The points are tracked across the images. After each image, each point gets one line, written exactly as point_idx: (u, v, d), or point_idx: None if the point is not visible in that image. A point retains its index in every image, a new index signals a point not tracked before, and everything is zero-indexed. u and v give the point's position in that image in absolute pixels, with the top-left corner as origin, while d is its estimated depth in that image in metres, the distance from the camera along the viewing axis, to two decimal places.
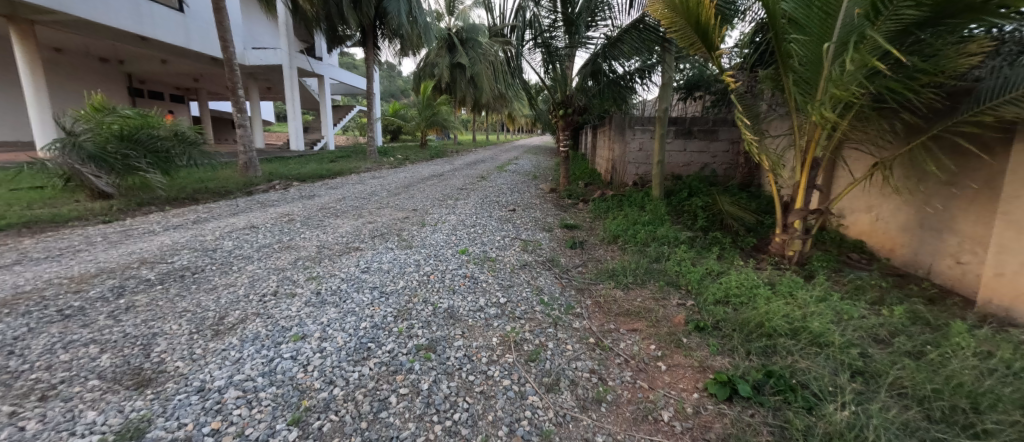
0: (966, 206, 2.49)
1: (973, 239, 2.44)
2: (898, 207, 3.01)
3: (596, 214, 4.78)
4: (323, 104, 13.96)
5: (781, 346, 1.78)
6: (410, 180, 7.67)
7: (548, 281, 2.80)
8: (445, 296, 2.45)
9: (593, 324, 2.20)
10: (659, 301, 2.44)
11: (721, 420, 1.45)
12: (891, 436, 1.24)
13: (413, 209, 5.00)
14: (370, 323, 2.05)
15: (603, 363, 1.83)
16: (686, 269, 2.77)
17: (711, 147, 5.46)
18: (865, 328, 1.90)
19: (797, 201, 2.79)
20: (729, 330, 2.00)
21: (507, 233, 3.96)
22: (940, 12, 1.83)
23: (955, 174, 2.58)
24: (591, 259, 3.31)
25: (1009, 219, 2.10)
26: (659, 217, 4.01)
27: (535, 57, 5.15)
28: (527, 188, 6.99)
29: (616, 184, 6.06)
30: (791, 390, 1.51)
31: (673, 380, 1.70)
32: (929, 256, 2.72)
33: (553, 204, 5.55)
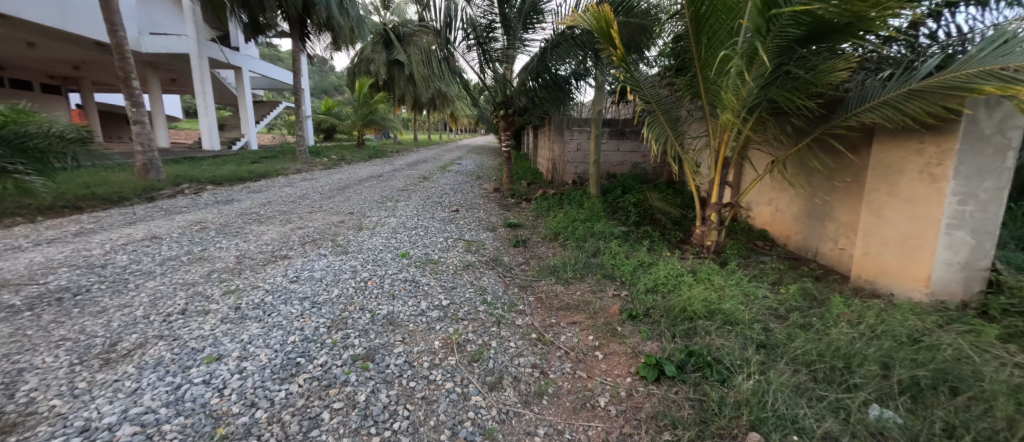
0: (841, 197, 2.92)
1: (847, 225, 2.87)
2: (792, 200, 3.45)
3: (539, 212, 4.88)
4: (242, 99, 12.72)
5: (701, 328, 1.96)
6: (344, 182, 7.26)
7: (492, 281, 2.82)
8: (383, 302, 2.35)
9: (536, 320, 2.26)
10: (596, 293, 2.57)
11: (651, 399, 1.56)
12: (786, 399, 1.42)
13: (349, 212, 4.75)
14: (300, 337, 1.91)
15: (544, 357, 1.89)
16: (620, 262, 2.93)
17: (641, 147, 5.86)
18: (768, 306, 2.17)
19: (713, 195, 3.09)
20: (658, 316, 2.16)
21: (450, 234, 3.91)
22: (814, 34, 2.12)
23: (833, 170, 3.00)
24: (533, 256, 3.39)
25: (873, 208, 2.49)
26: (595, 213, 4.21)
27: (471, 56, 5.16)
28: (469, 188, 6.95)
29: (557, 183, 6.24)
30: (708, 366, 1.66)
31: (609, 367, 1.80)
32: (816, 241, 3.15)
33: (496, 204, 5.58)
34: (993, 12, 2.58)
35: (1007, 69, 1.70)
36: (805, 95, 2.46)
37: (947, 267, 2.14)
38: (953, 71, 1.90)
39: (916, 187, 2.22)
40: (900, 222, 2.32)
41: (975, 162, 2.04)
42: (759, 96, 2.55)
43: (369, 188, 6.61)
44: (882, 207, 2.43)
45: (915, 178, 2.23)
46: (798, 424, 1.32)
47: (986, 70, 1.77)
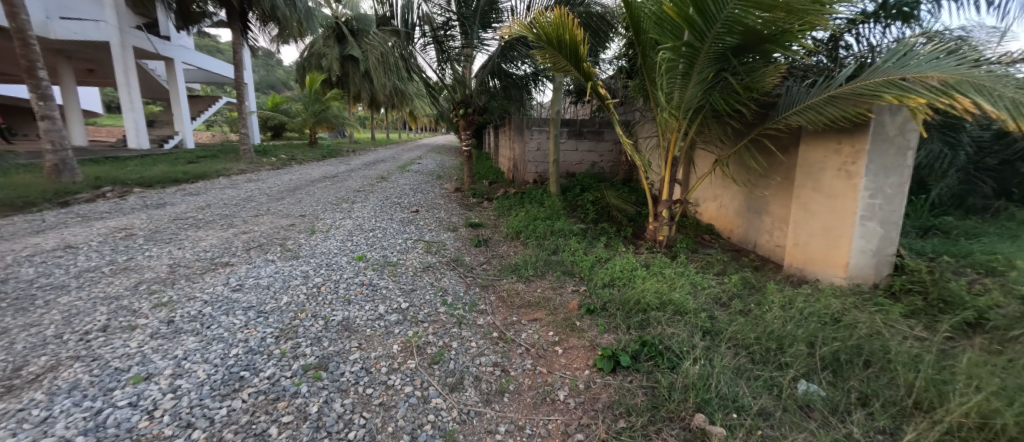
0: (775, 193, 3.17)
1: (780, 218, 3.12)
2: (734, 196, 3.70)
3: (500, 211, 4.89)
4: (174, 94, 11.69)
5: (653, 319, 2.06)
6: (294, 183, 6.89)
7: (452, 281, 2.79)
8: (337, 308, 2.25)
9: (497, 319, 2.27)
10: (556, 289, 2.62)
11: (608, 390, 1.62)
12: (727, 380, 1.52)
13: (300, 215, 4.51)
14: (243, 349, 1.79)
15: (506, 355, 1.90)
16: (579, 258, 3.00)
17: (598, 147, 6.04)
18: (714, 296, 2.31)
19: (664, 192, 3.24)
20: (614, 309, 2.23)
21: (409, 236, 3.83)
22: (748, 43, 2.25)
23: (768, 167, 3.25)
24: (495, 256, 3.40)
25: (802, 202, 2.72)
26: (555, 212, 4.28)
27: (429, 54, 5.08)
28: (429, 188, 6.83)
29: (517, 182, 6.28)
30: (659, 355, 1.75)
31: (568, 361, 1.84)
32: (755, 234, 3.40)
33: (456, 204, 5.53)
34: (897, 29, 2.90)
35: (905, 80, 1.93)
36: (741, 99, 2.66)
37: (862, 254, 2.39)
38: (863, 80, 2.13)
39: (836, 183, 2.46)
40: (824, 215, 2.56)
41: (883, 160, 2.29)
42: (701, 100, 2.72)
43: (322, 189, 6.32)
44: (810, 202, 2.66)
45: (835, 175, 2.46)
46: (738, 403, 1.43)
47: (889, 80, 2.00)
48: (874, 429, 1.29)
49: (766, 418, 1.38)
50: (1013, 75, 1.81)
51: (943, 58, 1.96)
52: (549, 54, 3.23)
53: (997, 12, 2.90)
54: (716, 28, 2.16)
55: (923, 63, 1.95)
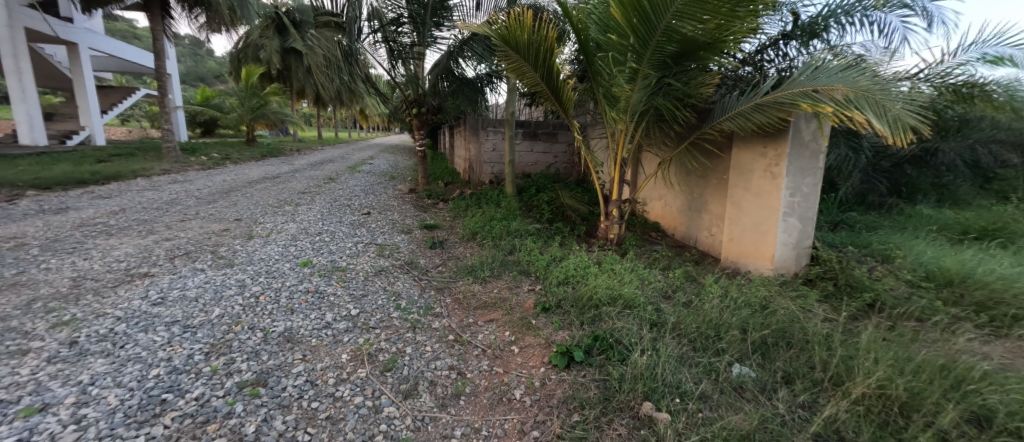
0: (713, 193, 3.40)
1: (717, 216, 3.35)
2: (676, 195, 3.92)
3: (456, 212, 4.83)
4: (80, 84, 10.34)
5: (605, 314, 2.13)
6: (228, 185, 6.36)
7: (406, 285, 2.71)
8: (278, 318, 2.10)
9: (453, 321, 2.24)
10: (513, 289, 2.64)
11: (562, 385, 1.64)
12: (671, 368, 1.61)
13: (235, 219, 4.17)
14: (166, 369, 1.62)
15: (462, 358, 1.87)
16: (534, 258, 3.04)
17: (552, 149, 6.16)
18: (661, 290, 2.44)
19: (614, 192, 3.37)
20: (568, 306, 2.28)
21: (360, 239, 3.67)
22: (686, 51, 2.39)
23: (706, 169, 3.48)
24: (450, 257, 3.35)
25: (735, 201, 2.95)
26: (511, 212, 4.30)
27: (379, 52, 4.93)
28: (382, 189, 6.60)
29: (474, 183, 6.24)
30: (610, 348, 1.81)
31: (524, 360, 1.86)
32: (696, 231, 3.62)
33: (410, 205, 5.38)
34: (812, 46, 3.22)
35: (817, 91, 2.16)
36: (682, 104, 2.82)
37: (785, 248, 2.63)
38: (783, 90, 2.34)
39: (763, 183, 2.69)
40: (753, 212, 2.78)
41: (800, 162, 2.53)
42: (646, 104, 2.85)
43: (261, 191, 5.89)
44: (741, 200, 2.89)
45: (762, 175, 2.69)
46: (681, 389, 1.51)
47: (804, 91, 2.22)
48: (796, 404, 1.42)
49: (706, 401, 1.47)
50: (898, 89, 2.10)
51: (846, 70, 2.22)
52: (503, 56, 3.22)
53: (887, 37, 3.32)
54: (657, 37, 2.27)
55: (831, 75, 2.20)
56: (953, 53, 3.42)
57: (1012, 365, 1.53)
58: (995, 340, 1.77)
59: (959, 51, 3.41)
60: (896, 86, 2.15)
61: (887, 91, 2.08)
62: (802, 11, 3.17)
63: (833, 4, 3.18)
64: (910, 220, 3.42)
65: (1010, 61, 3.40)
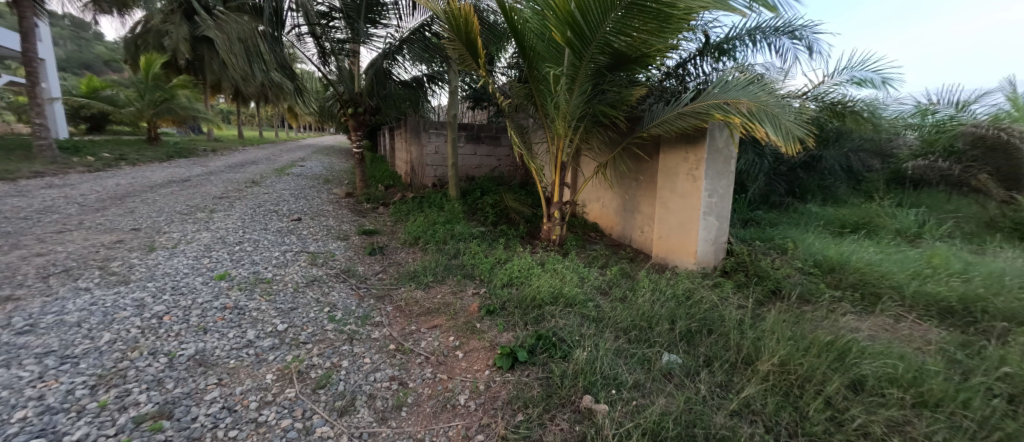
0: (643, 194, 3.62)
1: (648, 216, 3.58)
2: (612, 198, 4.13)
3: (397, 216, 4.66)
4: None
5: (548, 313, 2.17)
6: (125, 189, 5.56)
7: (343, 295, 2.55)
8: (187, 340, 1.87)
9: (395, 330, 2.15)
10: (457, 294, 2.59)
11: (506, 387, 1.64)
12: (609, 362, 1.67)
13: (132, 228, 3.64)
14: (37, 410, 1.36)
15: (403, 367, 1.80)
16: (479, 261, 3.02)
17: (496, 152, 6.18)
18: (600, 287, 2.55)
19: (555, 195, 3.46)
20: (512, 308, 2.29)
21: (289, 247, 3.39)
22: (617, 62, 2.51)
23: (637, 172, 3.70)
24: (391, 264, 3.22)
25: (663, 202, 3.17)
26: (455, 215, 4.24)
27: (307, 46, 4.64)
28: (315, 193, 6.17)
29: (416, 186, 6.07)
30: (553, 346, 1.85)
31: (469, 364, 1.83)
32: (630, 231, 3.84)
33: (347, 210, 5.09)
34: (722, 63, 3.57)
35: (727, 104, 2.40)
36: (616, 111, 2.98)
37: (705, 244, 2.88)
38: (700, 101, 2.57)
39: (685, 185, 2.93)
40: (677, 213, 3.02)
41: (716, 167, 2.79)
42: (583, 110, 2.97)
43: (168, 196, 5.22)
44: (668, 201, 3.11)
45: (685, 178, 2.92)
46: (618, 380, 1.59)
47: (716, 103, 2.45)
48: (716, 384, 1.56)
49: (639, 389, 1.55)
50: (789, 106, 2.41)
51: (751, 87, 2.50)
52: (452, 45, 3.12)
53: (781, 57, 3.77)
54: (591, 49, 2.37)
55: (739, 90, 2.45)
56: (831, 75, 3.98)
57: (880, 336, 1.81)
58: (868, 316, 2.08)
59: (835, 74, 3.98)
60: (788, 101, 2.47)
61: (781, 106, 2.37)
62: (713, 32, 3.50)
63: (738, 27, 3.55)
64: (806, 216, 3.91)
65: (871, 84, 4.04)
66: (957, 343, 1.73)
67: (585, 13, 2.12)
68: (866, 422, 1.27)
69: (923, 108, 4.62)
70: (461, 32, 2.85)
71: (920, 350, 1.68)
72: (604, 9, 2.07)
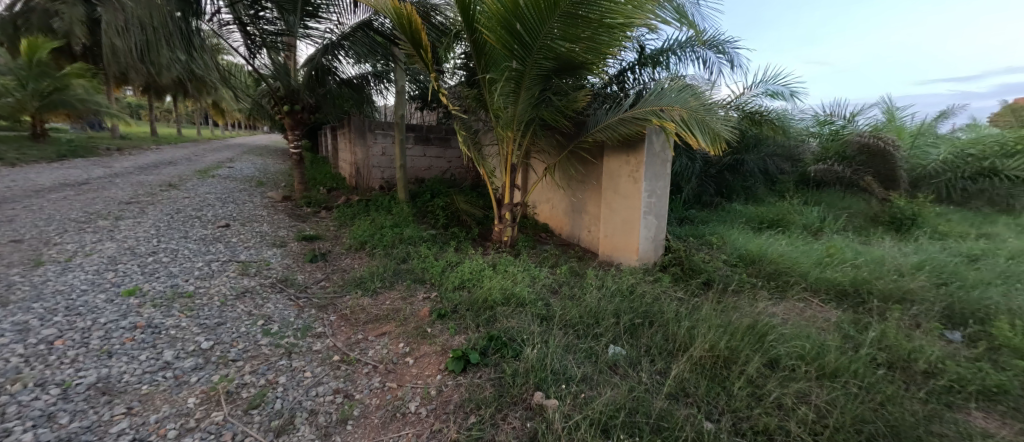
0: (590, 195, 3.77)
1: (594, 216, 3.73)
2: (561, 199, 4.25)
3: (341, 221, 4.46)
4: None
5: (499, 314, 2.20)
6: (2, 194, 4.76)
7: (279, 306, 2.40)
8: (87, 366, 1.66)
9: (339, 340, 2.07)
10: (406, 300, 2.53)
11: (458, 390, 1.64)
12: (558, 358, 1.73)
13: (13, 241, 3.13)
14: None
15: (349, 379, 1.74)
16: (429, 265, 2.98)
17: (446, 154, 6.13)
18: (550, 286, 2.63)
19: (505, 197, 3.51)
20: (464, 311, 2.29)
21: (216, 257, 3.11)
22: (562, 68, 2.61)
23: (584, 173, 3.85)
24: (335, 271, 3.08)
25: (607, 202, 3.32)
26: (404, 219, 4.14)
27: (232, 35, 4.29)
28: (247, 197, 5.71)
29: (363, 189, 5.84)
30: (504, 346, 1.88)
31: (419, 370, 1.81)
32: (578, 231, 3.97)
33: (285, 215, 4.78)
34: (657, 73, 3.82)
35: (662, 111, 2.59)
36: (563, 115, 3.08)
37: (646, 242, 3.07)
38: (639, 107, 2.74)
39: (627, 186, 3.10)
40: (620, 212, 3.19)
41: (654, 169, 2.99)
42: (531, 114, 3.04)
43: (62, 202, 4.56)
44: (612, 202, 3.27)
45: (628, 180, 3.09)
46: (567, 374, 1.65)
47: (653, 110, 2.64)
48: (655, 371, 1.67)
49: (587, 382, 1.63)
50: (715, 111, 2.64)
51: (682, 94, 2.70)
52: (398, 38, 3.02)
53: (708, 69, 4.12)
54: (534, 54, 2.44)
55: (672, 97, 2.65)
56: (749, 87, 4.42)
57: (791, 319, 2.05)
58: (782, 301, 2.34)
59: (752, 86, 4.42)
60: (715, 108, 2.70)
61: (708, 112, 2.59)
62: (648, 44, 3.74)
63: (671, 40, 3.83)
64: (732, 214, 4.30)
65: (781, 97, 4.54)
66: (849, 321, 2.01)
67: (524, 17, 2.18)
68: (779, 395, 1.44)
69: (821, 119, 5.34)
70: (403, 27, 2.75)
71: (822, 329, 1.93)
72: (544, 17, 2.14)
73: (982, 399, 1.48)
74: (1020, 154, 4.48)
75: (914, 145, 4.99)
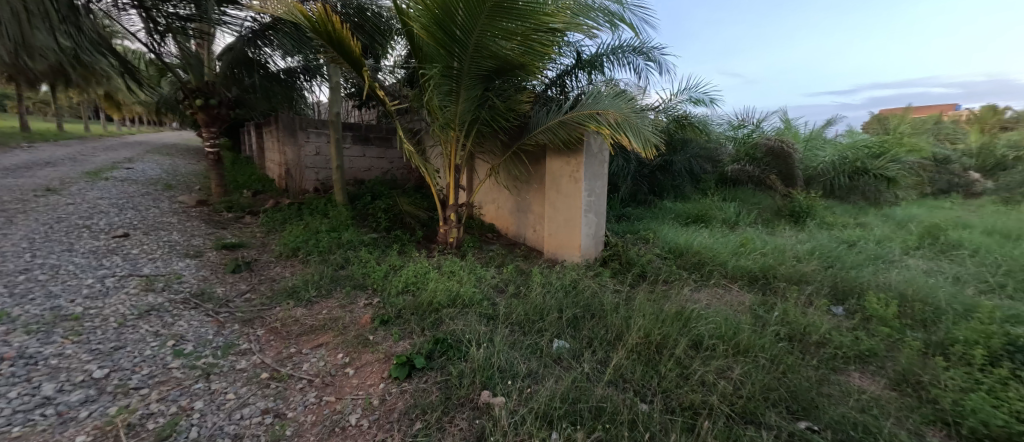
0: (533, 195, 3.86)
1: (539, 215, 3.82)
2: (506, 199, 4.30)
3: (269, 227, 4.13)
4: None
5: (445, 316, 2.18)
6: None
7: (195, 324, 2.17)
8: None
9: (268, 356, 1.92)
10: (345, 307, 2.41)
11: (402, 397, 1.60)
12: (505, 355, 1.76)
13: None
14: None
15: (280, 397, 1.62)
16: (369, 270, 2.86)
17: (387, 154, 5.93)
18: (495, 285, 2.66)
19: (450, 198, 3.47)
20: (408, 315, 2.23)
21: (113, 272, 2.73)
22: (503, 70, 2.65)
23: (527, 173, 3.92)
24: (262, 281, 2.84)
25: (550, 201, 3.42)
26: (341, 222, 3.93)
27: (131, 18, 3.79)
28: (153, 202, 5.07)
29: (295, 192, 5.45)
30: (450, 348, 1.87)
31: (361, 380, 1.73)
32: (524, 230, 4.04)
33: (201, 222, 4.32)
34: (593, 77, 4.02)
35: (598, 114, 2.73)
36: (505, 116, 3.13)
37: (587, 239, 3.20)
38: (578, 110, 2.87)
39: (568, 186, 3.22)
40: (562, 211, 3.30)
41: (592, 169, 3.14)
42: (473, 113, 3.05)
43: None
44: (555, 201, 3.37)
45: (568, 180, 3.20)
46: (513, 371, 1.68)
47: (590, 113, 2.77)
48: (596, 361, 1.76)
49: (533, 376, 1.67)
50: (646, 117, 2.83)
51: (617, 99, 2.86)
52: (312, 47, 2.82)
53: (639, 76, 4.40)
54: (470, 54, 2.44)
55: (607, 102, 2.80)
56: (675, 93, 4.79)
57: (712, 304, 2.26)
58: (705, 288, 2.58)
59: (678, 92, 4.80)
60: (645, 114, 2.90)
61: (639, 117, 2.77)
62: (584, 49, 3.91)
63: (605, 46, 4.03)
64: (663, 211, 4.63)
65: (702, 104, 4.98)
66: (759, 302, 2.27)
67: (456, 16, 2.19)
68: (703, 373, 1.59)
69: (736, 124, 5.95)
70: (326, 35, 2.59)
71: (738, 311, 2.15)
72: (479, 17, 2.16)
73: (858, 362, 1.75)
74: (883, 156, 5.35)
75: (807, 148, 5.75)
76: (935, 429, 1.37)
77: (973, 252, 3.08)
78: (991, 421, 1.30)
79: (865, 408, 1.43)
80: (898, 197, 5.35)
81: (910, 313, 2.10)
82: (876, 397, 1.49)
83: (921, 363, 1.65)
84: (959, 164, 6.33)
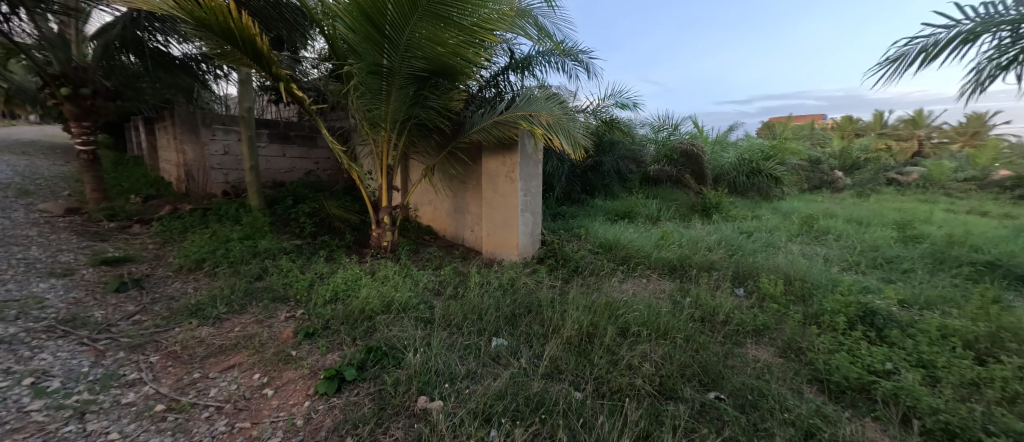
0: (471, 195, 3.83)
1: (476, 215, 3.81)
2: (443, 200, 4.22)
3: (165, 237, 3.61)
4: None
5: (379, 324, 2.08)
6: None
7: (65, 356, 1.82)
8: None
9: (166, 384, 1.69)
10: (263, 322, 2.19)
11: (330, 413, 1.50)
12: (442, 358, 1.73)
13: None
14: None
15: (182, 430, 1.43)
16: (292, 280, 2.64)
17: (311, 154, 5.51)
18: (432, 287, 2.60)
19: (383, 199, 3.32)
20: (337, 326, 2.10)
21: None
22: (435, 70, 2.60)
23: (463, 173, 3.88)
24: (157, 299, 2.48)
25: (488, 201, 3.43)
26: (255, 229, 3.57)
27: None
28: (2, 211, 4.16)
29: (198, 196, 4.83)
30: (384, 356, 1.79)
31: (282, 401, 1.59)
32: (462, 231, 4.00)
33: (73, 234, 3.64)
34: (525, 78, 4.10)
35: (531, 115, 2.78)
36: (439, 115, 3.08)
37: (525, 237, 3.26)
38: (511, 111, 2.91)
39: (505, 185, 3.26)
40: (500, 211, 3.32)
41: (527, 169, 3.21)
42: (405, 112, 2.96)
43: None
44: (492, 201, 3.39)
45: (505, 180, 3.24)
46: (451, 373, 1.66)
47: (523, 114, 2.82)
48: (534, 355, 1.81)
49: (471, 377, 1.67)
50: (575, 119, 2.97)
51: (548, 102, 2.96)
52: (208, 40, 2.49)
53: (569, 78, 4.58)
54: (400, 52, 2.36)
55: (539, 104, 2.88)
56: (602, 97, 5.07)
57: (638, 293, 2.44)
58: (632, 279, 2.77)
59: (605, 97, 5.09)
60: (574, 116, 3.03)
61: (569, 119, 2.89)
62: (516, 49, 3.96)
63: (537, 48, 4.13)
64: (594, 209, 4.88)
65: (626, 107, 5.33)
66: (677, 289, 2.50)
67: (385, 14, 2.10)
68: (630, 357, 1.70)
69: (656, 127, 6.45)
70: (226, 28, 2.31)
71: (660, 299, 2.35)
72: (410, 17, 2.10)
73: (755, 335, 2.00)
74: (772, 158, 6.19)
75: (714, 150, 6.43)
76: (811, 386, 1.62)
77: (837, 236, 3.70)
78: (850, 375, 1.57)
79: (760, 375, 1.64)
80: (784, 193, 6.22)
81: (794, 290, 2.46)
82: (768, 364, 1.72)
83: (801, 332, 1.94)
84: (827, 165, 7.53)
